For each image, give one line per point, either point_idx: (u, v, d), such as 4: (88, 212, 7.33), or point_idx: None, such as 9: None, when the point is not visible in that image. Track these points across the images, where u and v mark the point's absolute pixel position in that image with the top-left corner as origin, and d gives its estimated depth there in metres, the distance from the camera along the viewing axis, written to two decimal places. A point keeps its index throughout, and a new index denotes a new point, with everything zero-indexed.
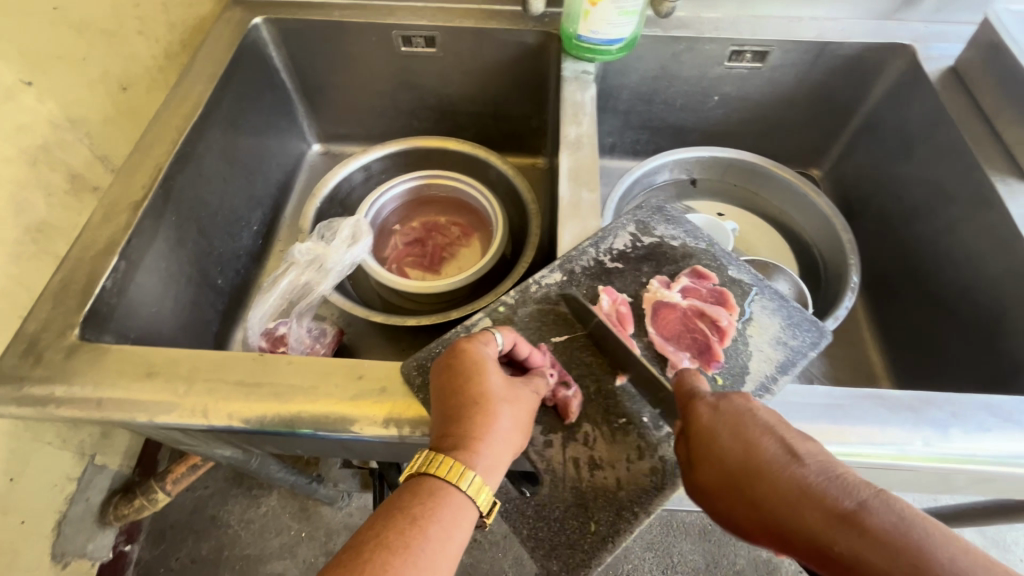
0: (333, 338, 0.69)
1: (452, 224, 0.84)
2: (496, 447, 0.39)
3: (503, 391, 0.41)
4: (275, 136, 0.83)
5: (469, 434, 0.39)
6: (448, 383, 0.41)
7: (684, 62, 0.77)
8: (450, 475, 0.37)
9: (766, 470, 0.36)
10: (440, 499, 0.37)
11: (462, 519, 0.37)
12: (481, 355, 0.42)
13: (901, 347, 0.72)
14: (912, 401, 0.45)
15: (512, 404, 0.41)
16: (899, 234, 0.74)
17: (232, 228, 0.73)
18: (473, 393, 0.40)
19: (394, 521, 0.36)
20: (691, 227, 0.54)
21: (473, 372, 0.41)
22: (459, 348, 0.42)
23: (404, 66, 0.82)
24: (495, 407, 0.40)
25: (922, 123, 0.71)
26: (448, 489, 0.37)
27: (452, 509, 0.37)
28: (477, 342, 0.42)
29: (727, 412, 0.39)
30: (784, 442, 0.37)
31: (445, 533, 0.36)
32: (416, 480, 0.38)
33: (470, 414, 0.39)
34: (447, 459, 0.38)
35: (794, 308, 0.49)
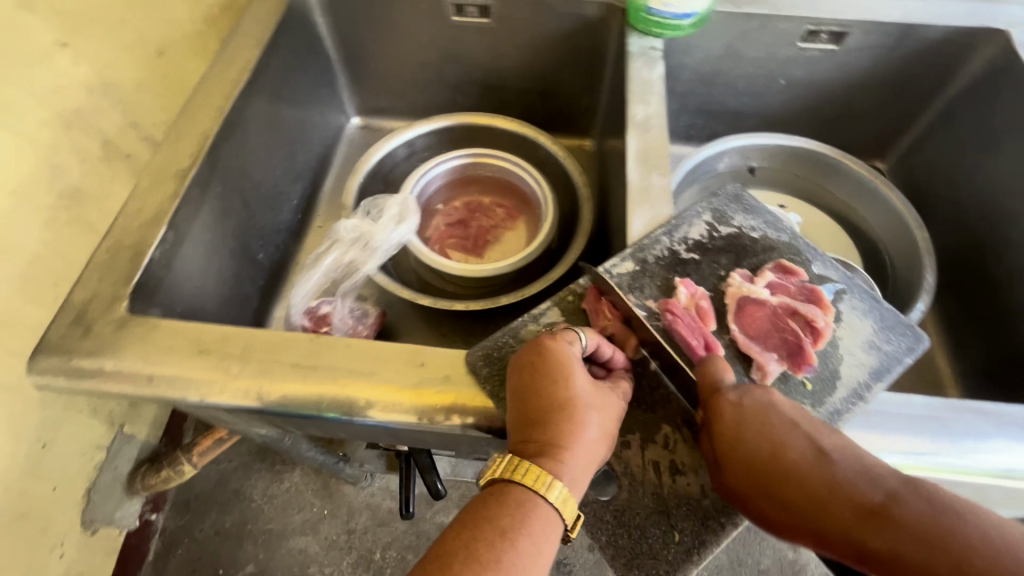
0: (376, 320, 0.66)
1: (495, 206, 0.81)
2: (583, 456, 0.38)
3: (589, 396, 0.39)
4: (316, 106, 0.80)
5: (556, 443, 0.37)
6: (533, 385, 0.39)
7: (753, 41, 0.72)
8: (536, 486, 0.36)
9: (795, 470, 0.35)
10: (528, 510, 0.36)
11: (548, 532, 0.36)
12: (568, 357, 0.39)
13: (970, 354, 0.68)
14: (1017, 415, 0.41)
15: (599, 410, 0.39)
16: (975, 234, 0.69)
17: (273, 201, 0.70)
18: (560, 397, 0.38)
19: (478, 532, 0.35)
20: (771, 218, 0.51)
21: (560, 375, 0.39)
22: (542, 347, 0.40)
23: (454, 37, 0.78)
24: (582, 414, 0.38)
25: (1013, 115, 0.66)
26: (534, 500, 0.36)
27: (537, 520, 0.36)
28: (561, 342, 0.40)
29: (752, 409, 0.37)
30: (812, 438, 0.36)
31: (535, 544, 0.35)
32: (498, 488, 0.37)
33: (557, 421, 0.38)
34: (534, 468, 0.36)
35: (886, 310, 0.45)
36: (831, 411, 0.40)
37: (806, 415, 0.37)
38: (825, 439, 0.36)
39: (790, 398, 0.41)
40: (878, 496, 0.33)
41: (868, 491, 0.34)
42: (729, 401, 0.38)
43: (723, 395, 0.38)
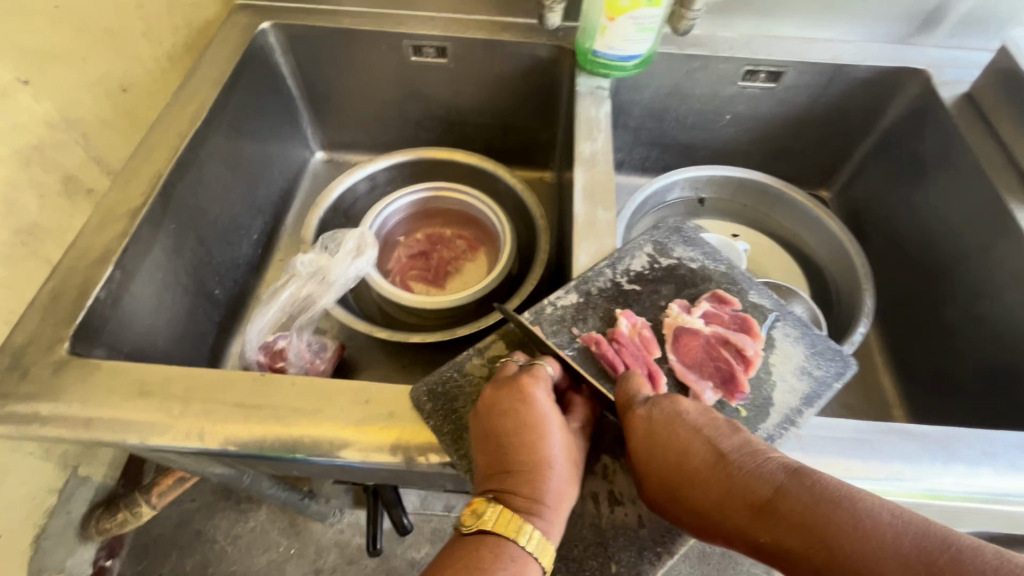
0: (334, 353, 0.66)
1: (457, 237, 0.83)
2: (562, 511, 0.38)
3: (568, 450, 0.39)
4: (278, 142, 0.81)
5: (537, 497, 0.37)
6: (514, 434, 0.39)
7: (698, 80, 0.76)
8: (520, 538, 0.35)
9: (704, 479, 0.37)
10: (512, 562, 0.35)
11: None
12: (545, 409, 0.40)
13: (914, 375, 0.70)
14: (939, 436, 0.43)
15: (573, 463, 0.39)
16: (910, 259, 0.73)
17: (232, 236, 0.71)
18: (542, 451, 0.38)
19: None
20: (709, 249, 0.53)
21: (541, 428, 0.39)
22: (521, 395, 0.40)
23: (413, 75, 0.80)
24: (562, 469, 0.38)
25: (937, 148, 0.70)
26: (519, 555, 0.35)
27: (517, 568, 0.35)
28: (537, 388, 0.41)
29: (675, 440, 0.38)
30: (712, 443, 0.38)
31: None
32: (491, 540, 0.36)
33: (538, 474, 0.38)
34: (521, 522, 0.36)
35: (817, 336, 0.47)
36: (764, 436, 0.42)
37: (711, 423, 0.39)
38: (724, 442, 0.38)
39: None
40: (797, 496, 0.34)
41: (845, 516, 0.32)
42: (639, 416, 0.40)
43: (635, 409, 0.40)
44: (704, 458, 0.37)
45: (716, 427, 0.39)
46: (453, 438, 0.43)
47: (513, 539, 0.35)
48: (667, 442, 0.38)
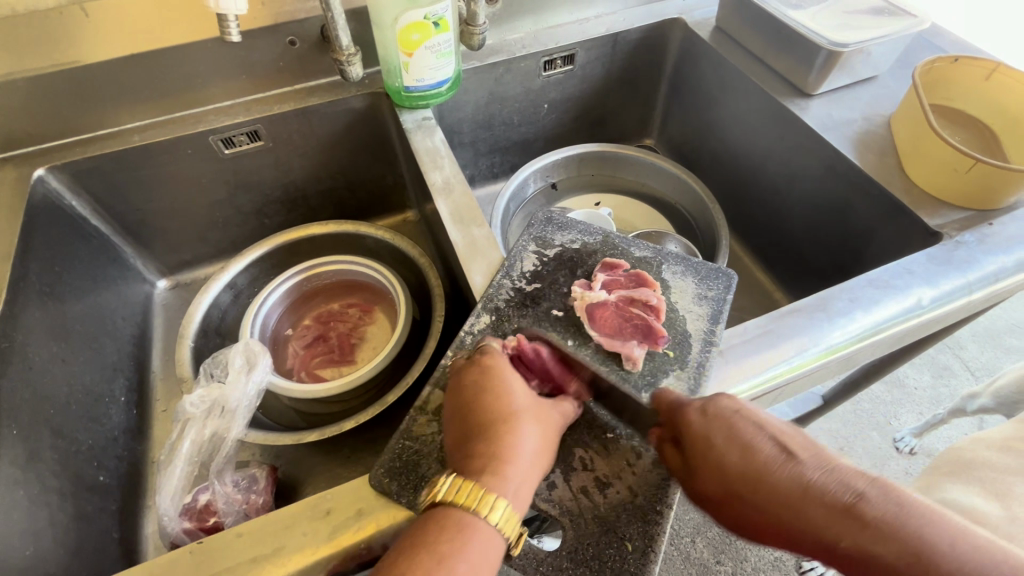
0: (268, 480, 0.60)
1: (348, 307, 0.79)
2: (524, 468, 0.37)
3: (529, 409, 0.40)
4: (108, 289, 0.71)
5: (495, 456, 0.37)
6: (473, 400, 0.40)
7: (507, 82, 0.82)
8: (479, 505, 0.34)
9: (768, 474, 0.37)
10: (468, 533, 0.33)
11: (487, 555, 0.33)
12: (502, 371, 0.42)
13: (776, 262, 0.82)
14: (817, 302, 0.51)
15: (538, 422, 0.40)
16: (732, 170, 0.85)
17: (94, 411, 0.61)
18: (500, 412, 0.39)
19: (425, 564, 0.31)
20: (583, 225, 0.57)
21: (498, 390, 0.41)
22: (483, 366, 0.42)
23: (235, 168, 0.76)
24: (518, 425, 0.39)
25: (714, 76, 0.82)
26: (475, 522, 0.34)
27: (479, 546, 0.33)
28: (496, 358, 0.43)
29: (716, 410, 0.40)
30: (775, 439, 0.38)
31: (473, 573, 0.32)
32: (439, 515, 0.34)
33: (496, 433, 0.38)
34: (476, 486, 0.35)
35: (697, 264, 0.53)
36: (696, 365, 0.46)
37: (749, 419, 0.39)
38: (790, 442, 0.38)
39: (663, 370, 0.46)
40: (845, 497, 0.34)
41: (838, 492, 0.34)
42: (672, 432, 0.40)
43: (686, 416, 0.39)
44: (744, 430, 0.39)
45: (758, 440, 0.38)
46: None
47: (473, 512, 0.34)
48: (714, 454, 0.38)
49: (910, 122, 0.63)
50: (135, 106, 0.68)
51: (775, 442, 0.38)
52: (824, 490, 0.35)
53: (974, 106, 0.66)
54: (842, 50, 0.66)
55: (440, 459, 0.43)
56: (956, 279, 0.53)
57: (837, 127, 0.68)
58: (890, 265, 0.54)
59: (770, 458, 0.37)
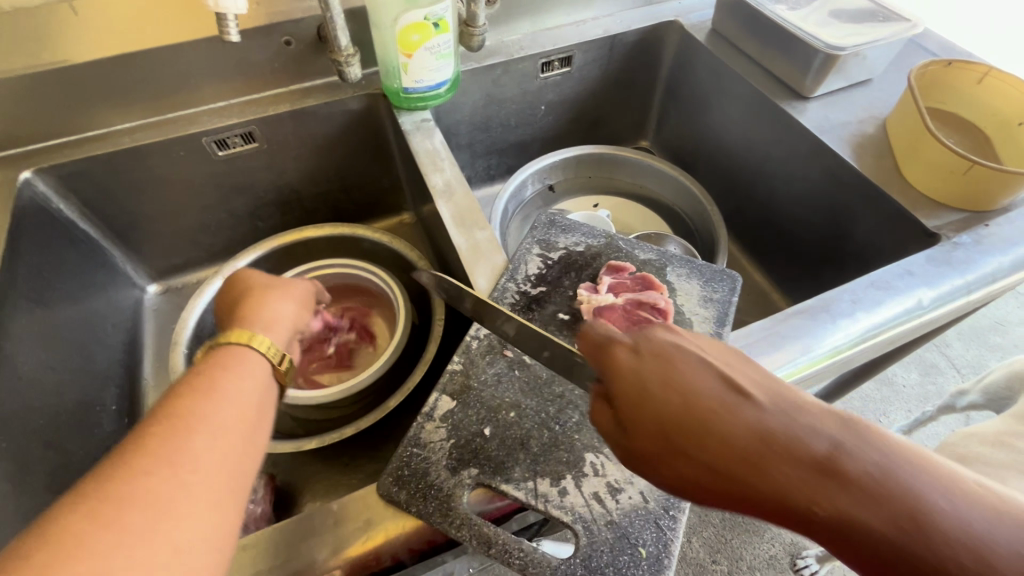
0: (267, 489, 0.60)
1: (345, 310, 0.78)
2: (280, 328, 0.45)
3: (270, 284, 0.50)
4: (97, 294, 0.69)
5: (252, 316, 0.45)
6: (230, 299, 0.48)
7: (505, 84, 0.81)
8: (241, 339, 0.40)
9: (712, 417, 0.31)
10: (232, 359, 0.38)
11: (248, 365, 0.39)
12: (262, 277, 0.51)
13: (772, 263, 0.83)
14: (820, 304, 0.51)
15: (283, 290, 0.49)
16: (729, 171, 0.85)
17: (86, 420, 0.59)
18: (251, 285, 0.49)
19: (180, 394, 0.35)
20: (587, 228, 0.56)
21: (249, 290, 0.48)
22: (237, 277, 0.50)
23: (229, 170, 0.74)
24: (265, 293, 0.48)
25: (710, 78, 0.82)
26: (240, 351, 0.40)
27: (248, 364, 0.39)
28: (255, 271, 0.51)
29: (651, 348, 0.36)
30: (723, 379, 0.33)
31: (223, 369, 0.37)
32: (224, 356, 0.39)
33: (245, 302, 0.46)
34: (240, 330, 0.41)
35: (702, 266, 0.53)
36: None
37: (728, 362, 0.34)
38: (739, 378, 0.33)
39: None
40: (820, 446, 0.29)
41: (809, 442, 0.29)
42: (626, 350, 0.36)
43: (618, 345, 0.36)
44: (685, 372, 0.34)
45: (700, 377, 0.33)
46: (442, 512, 0.39)
47: (244, 346, 0.40)
48: (658, 381, 0.34)
49: (906, 124, 0.64)
50: (125, 107, 0.67)
51: (722, 382, 0.33)
52: (806, 429, 0.29)
53: (966, 109, 0.67)
54: (839, 52, 0.67)
55: (449, 466, 0.41)
56: (955, 280, 0.53)
57: (834, 130, 0.69)
58: (891, 266, 0.54)
59: (715, 399, 0.32)
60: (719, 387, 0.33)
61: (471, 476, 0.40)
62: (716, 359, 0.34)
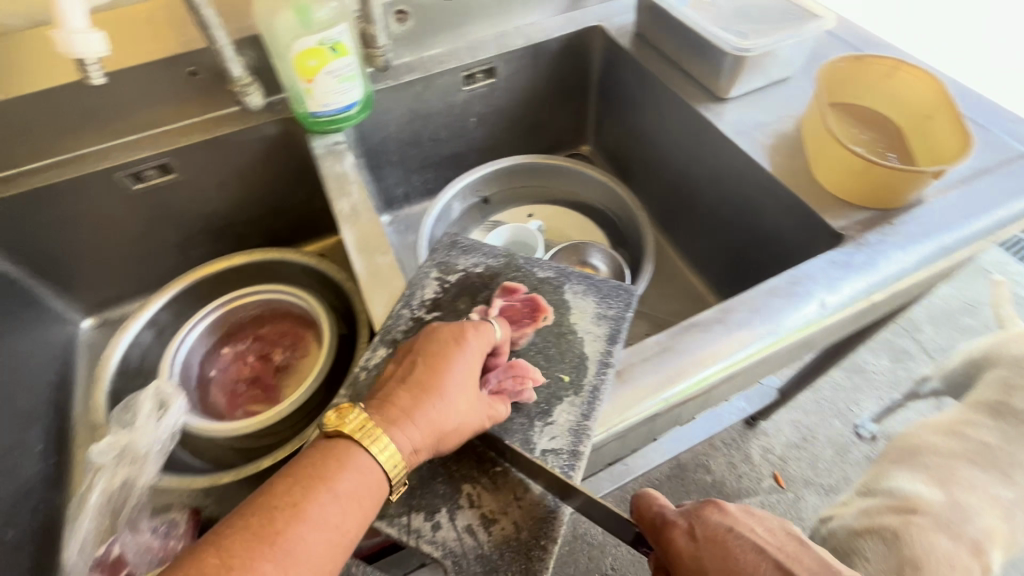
0: (189, 524, 0.57)
1: (276, 335, 0.77)
2: (418, 432, 0.40)
3: (445, 351, 0.43)
4: (20, 334, 0.69)
5: (414, 403, 0.41)
6: (428, 346, 0.44)
7: (428, 99, 0.81)
8: (365, 440, 0.39)
9: (711, 559, 0.40)
10: (342, 464, 0.39)
11: (359, 490, 0.38)
12: (461, 353, 0.44)
13: (706, 266, 0.82)
14: (717, 315, 0.51)
15: (456, 360, 0.43)
16: (661, 175, 0.85)
17: (2, 465, 0.59)
18: (435, 362, 0.43)
19: (289, 502, 0.37)
20: (488, 248, 0.56)
21: (438, 368, 0.42)
22: (441, 346, 0.43)
23: (150, 202, 0.74)
24: (441, 374, 0.42)
25: (635, 82, 0.82)
26: (353, 454, 0.39)
27: (357, 474, 0.39)
28: (479, 337, 0.45)
29: (709, 535, 0.41)
30: (734, 531, 0.41)
31: (335, 512, 0.37)
32: (341, 449, 0.40)
33: (426, 374, 0.42)
34: (370, 423, 0.40)
35: (600, 282, 0.53)
36: (591, 389, 0.45)
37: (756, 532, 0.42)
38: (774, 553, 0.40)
39: (558, 397, 0.45)
40: None
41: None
42: (683, 532, 0.41)
43: (675, 526, 0.42)
44: (743, 560, 0.40)
45: (715, 523, 0.42)
46: None
47: (361, 445, 0.39)
48: (703, 566, 0.40)
49: (815, 123, 0.63)
50: (33, 146, 0.66)
51: (769, 563, 0.40)
52: None
53: (880, 104, 0.66)
54: (746, 54, 0.67)
55: None
56: (856, 282, 0.53)
57: (749, 131, 0.68)
58: (791, 271, 0.54)
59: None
60: (774, 574, 0.39)
61: None
62: (762, 537, 0.42)
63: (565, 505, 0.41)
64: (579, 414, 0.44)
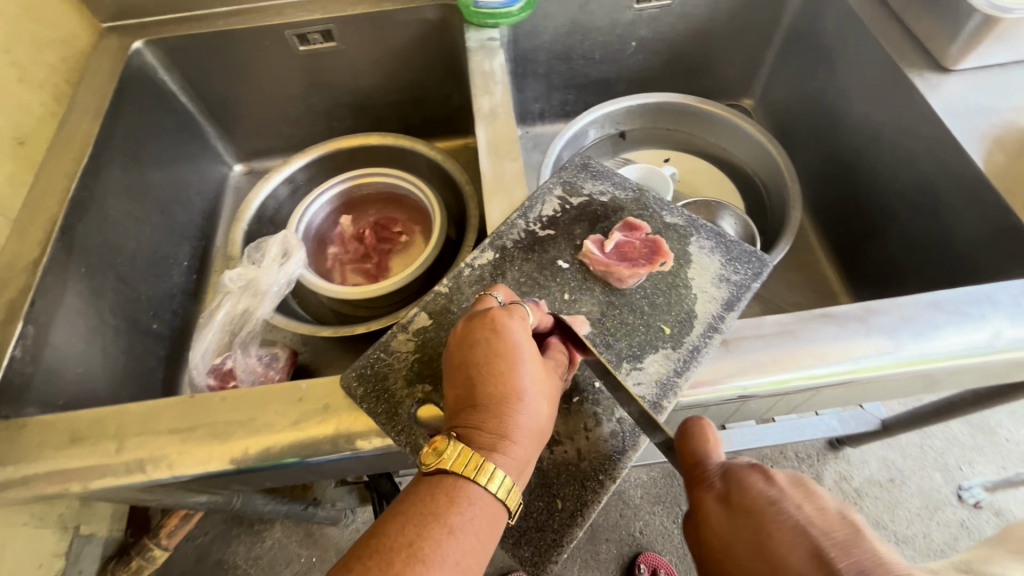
0: (286, 361, 0.66)
1: (390, 219, 0.81)
2: (521, 446, 0.37)
3: (525, 349, 0.39)
4: (187, 162, 0.78)
5: (496, 417, 0.37)
6: (480, 354, 0.39)
7: (593, 11, 0.75)
8: (474, 474, 0.35)
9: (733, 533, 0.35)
10: (461, 500, 0.34)
11: (482, 520, 0.34)
12: (513, 349, 0.38)
13: (850, 263, 0.72)
14: (860, 312, 0.44)
15: (529, 365, 0.38)
16: (831, 148, 0.74)
17: (157, 268, 0.69)
18: (506, 360, 0.38)
19: (433, 533, 0.33)
20: (618, 178, 0.53)
21: (506, 368, 0.38)
22: (492, 334, 0.39)
23: (310, 66, 0.77)
24: (519, 377, 0.38)
25: (837, 32, 0.69)
26: (471, 487, 0.35)
27: (476, 507, 0.34)
28: (511, 322, 0.40)
29: (744, 506, 0.35)
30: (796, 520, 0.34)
31: (478, 536, 0.34)
32: (450, 481, 0.35)
33: (490, 387, 0.38)
34: (474, 454, 0.35)
35: (732, 242, 0.48)
36: (691, 348, 0.43)
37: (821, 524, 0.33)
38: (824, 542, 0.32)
39: (652, 346, 0.44)
40: None
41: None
42: (713, 495, 0.37)
43: (707, 485, 0.37)
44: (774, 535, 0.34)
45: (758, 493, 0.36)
46: (389, 416, 0.43)
47: (472, 478, 0.35)
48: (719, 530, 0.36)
49: None
50: None
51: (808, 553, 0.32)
52: None
53: None
54: (1004, 15, 0.53)
55: (407, 378, 0.45)
56: None
57: (968, 115, 0.56)
58: (969, 289, 0.45)
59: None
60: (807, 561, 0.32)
61: (423, 391, 0.45)
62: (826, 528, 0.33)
63: (637, 452, 0.40)
64: (672, 370, 0.42)
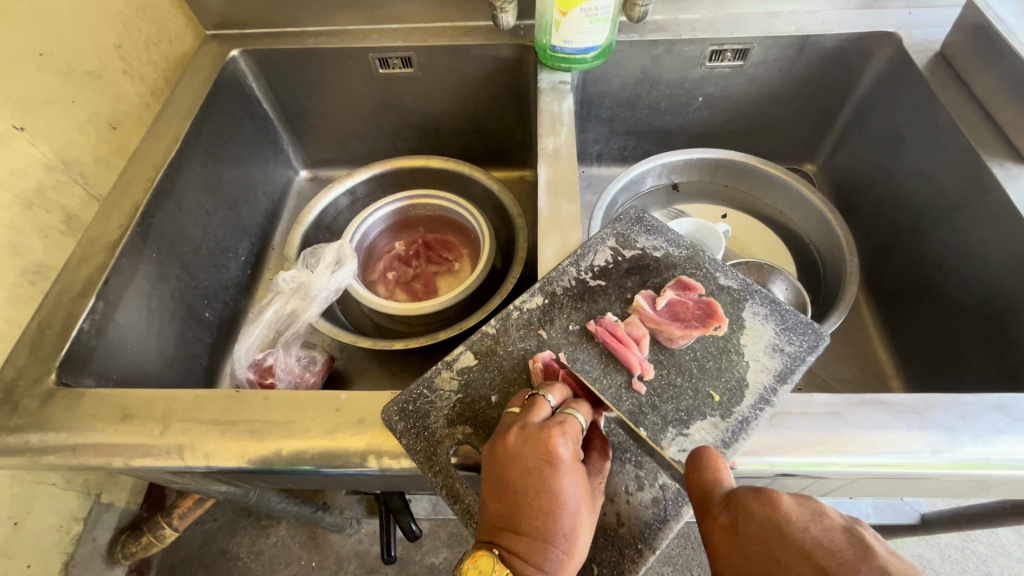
0: (323, 365, 0.68)
1: (440, 242, 0.83)
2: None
3: (575, 473, 0.38)
4: (260, 165, 0.83)
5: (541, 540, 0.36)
6: (528, 474, 0.37)
7: (664, 65, 0.77)
8: None
9: None
10: None
11: None
12: (565, 472, 0.37)
13: (905, 346, 0.69)
14: (915, 404, 0.42)
15: (579, 492, 0.37)
16: (895, 225, 0.72)
17: (218, 260, 0.73)
18: (555, 484, 0.37)
19: None
20: (673, 236, 0.54)
21: (555, 492, 0.37)
22: (546, 453, 0.37)
23: (384, 87, 0.81)
24: (567, 503, 0.37)
25: (912, 112, 0.68)
26: None
27: None
28: (563, 441, 0.38)
29: (750, 532, 0.32)
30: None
31: None
32: None
33: (538, 511, 0.37)
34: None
35: (786, 313, 0.48)
36: (739, 419, 0.42)
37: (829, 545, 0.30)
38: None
39: (700, 412, 0.43)
40: None
41: None
42: (721, 527, 0.33)
43: (713, 517, 0.34)
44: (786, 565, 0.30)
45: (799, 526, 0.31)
46: (427, 455, 0.43)
47: None
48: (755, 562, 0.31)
49: None
50: (318, 13, 0.77)
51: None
52: None
53: None
54: None
55: (448, 418, 0.45)
56: None
57: None
58: None
59: None
60: None
61: (463, 434, 0.45)
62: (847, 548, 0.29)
63: (680, 523, 0.41)
64: (720, 439, 0.41)
